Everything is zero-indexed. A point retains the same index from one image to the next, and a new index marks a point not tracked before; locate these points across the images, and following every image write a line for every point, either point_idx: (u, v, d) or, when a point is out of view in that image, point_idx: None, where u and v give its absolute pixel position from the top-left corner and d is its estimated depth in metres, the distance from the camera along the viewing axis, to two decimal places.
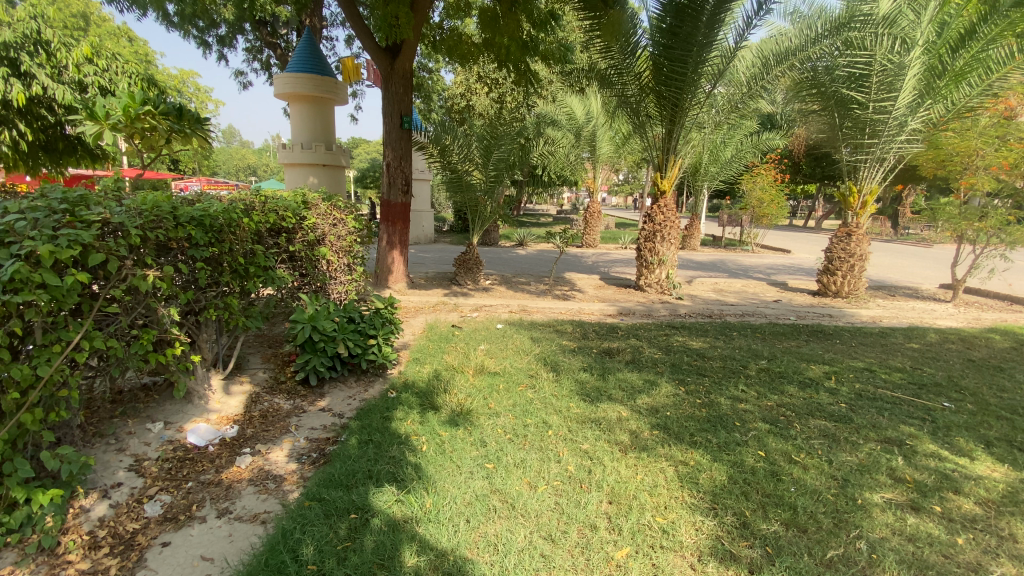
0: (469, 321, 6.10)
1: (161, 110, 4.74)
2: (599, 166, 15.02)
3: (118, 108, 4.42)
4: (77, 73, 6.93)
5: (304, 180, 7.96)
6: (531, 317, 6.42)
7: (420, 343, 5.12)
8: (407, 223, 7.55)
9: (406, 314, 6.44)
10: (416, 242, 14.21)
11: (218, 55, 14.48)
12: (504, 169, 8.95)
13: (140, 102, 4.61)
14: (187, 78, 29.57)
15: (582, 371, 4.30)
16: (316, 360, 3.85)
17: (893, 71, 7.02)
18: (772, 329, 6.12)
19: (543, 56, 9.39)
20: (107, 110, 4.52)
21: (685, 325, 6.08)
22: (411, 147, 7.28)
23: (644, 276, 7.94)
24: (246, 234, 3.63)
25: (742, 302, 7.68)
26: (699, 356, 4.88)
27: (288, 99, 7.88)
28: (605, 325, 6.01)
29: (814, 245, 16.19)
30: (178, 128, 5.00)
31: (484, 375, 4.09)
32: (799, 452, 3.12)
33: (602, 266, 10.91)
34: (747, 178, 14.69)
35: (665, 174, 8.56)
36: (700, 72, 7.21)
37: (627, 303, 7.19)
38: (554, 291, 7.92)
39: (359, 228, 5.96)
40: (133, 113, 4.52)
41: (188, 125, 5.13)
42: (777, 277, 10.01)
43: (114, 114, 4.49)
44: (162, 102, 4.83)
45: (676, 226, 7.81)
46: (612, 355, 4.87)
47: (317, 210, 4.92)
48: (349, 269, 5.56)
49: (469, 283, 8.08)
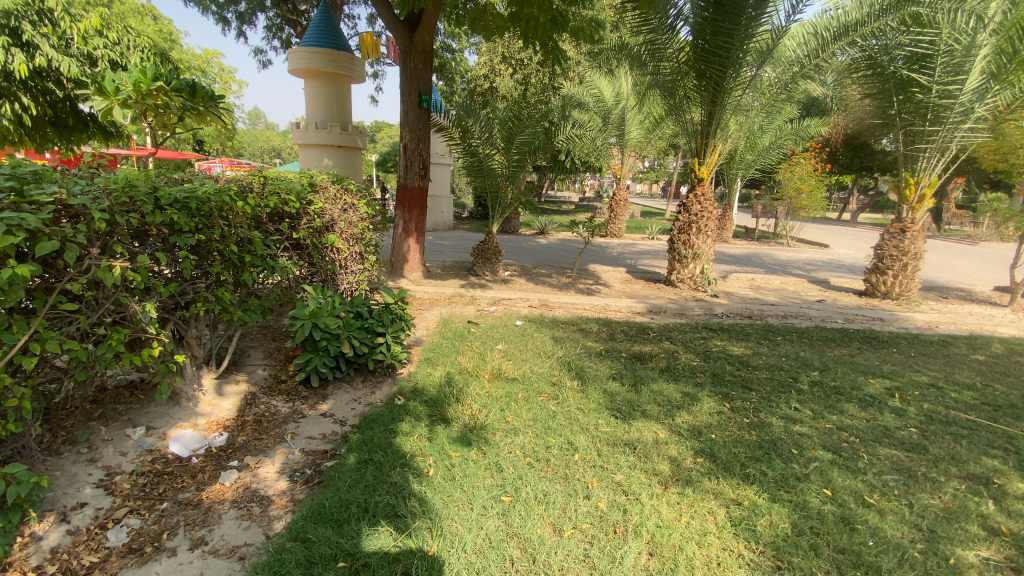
0: (487, 316, 5.68)
1: (175, 87, 4.31)
2: (627, 152, 14.36)
3: (130, 83, 4.06)
4: (89, 47, 6.59)
5: (318, 161, 7.58)
6: (554, 313, 5.97)
7: (433, 341, 4.73)
8: (424, 209, 7.12)
9: (421, 306, 6.06)
10: (435, 228, 13.85)
11: (238, 33, 14.22)
12: (527, 153, 8.45)
13: (152, 78, 4.19)
14: (212, 59, 29.50)
15: (610, 379, 3.85)
16: (318, 360, 3.48)
17: (962, 52, 6.33)
18: (819, 333, 5.57)
19: (573, 33, 8.80)
20: (119, 85, 4.16)
21: (722, 327, 5.57)
22: (429, 128, 6.83)
23: (676, 271, 7.44)
24: (242, 220, 3.25)
25: (782, 302, 7.10)
26: (741, 365, 4.39)
27: (303, 76, 7.49)
28: (634, 325, 5.53)
29: (854, 240, 15.29)
30: (195, 109, 4.56)
31: (501, 381, 3.67)
32: (872, 491, 2.63)
33: (628, 258, 10.37)
34: (784, 167, 13.90)
35: (703, 161, 7.94)
36: (744, 50, 6.58)
37: (657, 300, 6.69)
38: (578, 285, 7.45)
39: (372, 213, 5.56)
40: (145, 90, 4.12)
41: (204, 103, 4.69)
42: (817, 274, 9.34)
43: (125, 89, 4.08)
44: (176, 78, 4.45)
45: (713, 218, 7.23)
46: (644, 360, 4.41)
47: (325, 194, 4.52)
48: (361, 258, 5.19)
49: (487, 274, 7.65)
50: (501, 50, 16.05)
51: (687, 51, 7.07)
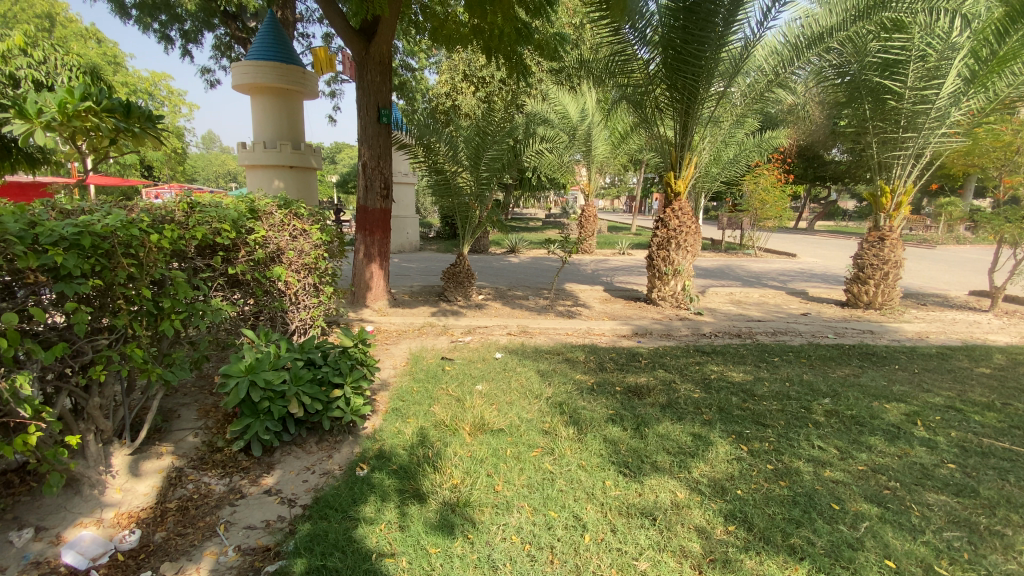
0: (462, 349, 5.11)
1: (107, 108, 3.63)
2: (594, 167, 14.14)
3: (53, 104, 3.35)
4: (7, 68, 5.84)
5: (268, 183, 6.91)
6: (534, 341, 5.45)
7: (401, 384, 4.14)
8: (388, 232, 6.55)
9: (387, 341, 5.44)
10: (400, 250, 13.21)
11: (183, 52, 13.40)
12: (496, 170, 8.02)
13: (80, 97, 3.51)
14: (160, 81, 28.07)
15: (609, 422, 3.35)
16: (259, 425, 2.85)
17: (936, 57, 6.31)
18: (816, 351, 5.25)
19: (538, 46, 8.44)
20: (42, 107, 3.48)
21: (716, 349, 5.16)
22: (391, 145, 6.27)
23: (656, 289, 7.06)
24: (159, 256, 2.62)
25: (768, 316, 6.81)
26: (747, 396, 3.96)
27: (250, 91, 6.86)
28: (623, 352, 5.06)
29: (819, 248, 15.47)
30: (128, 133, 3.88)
31: (485, 435, 3.13)
32: (939, 557, 2.21)
33: (603, 275, 9.99)
34: (750, 178, 13.97)
35: (679, 173, 7.58)
36: (718, 58, 6.33)
37: (642, 321, 6.26)
38: (556, 307, 6.98)
39: (327, 240, 4.95)
40: (72, 111, 3.42)
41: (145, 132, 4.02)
42: (795, 285, 9.18)
43: (47, 110, 3.38)
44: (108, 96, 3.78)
45: (693, 232, 6.91)
46: (641, 395, 3.93)
47: (268, 220, 3.88)
48: (314, 292, 4.56)
49: (459, 299, 7.08)
50: (462, 67, 15.69)
51: (659, 64, 6.75)
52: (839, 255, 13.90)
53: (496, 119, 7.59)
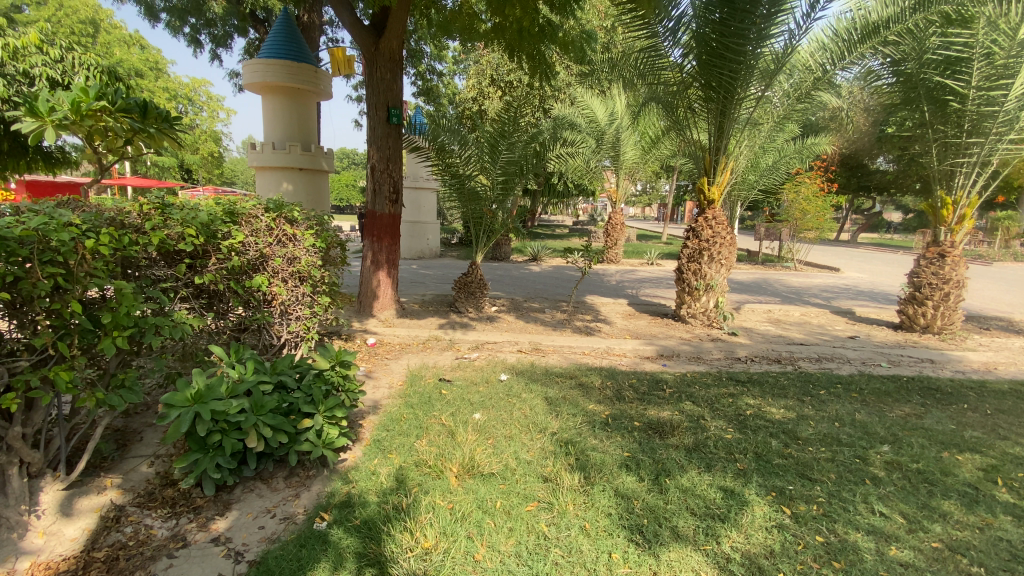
0: (465, 367, 4.67)
1: (123, 108, 3.28)
2: (623, 174, 13.57)
3: (66, 102, 3.01)
4: (20, 62, 5.27)
5: (277, 186, 6.59)
6: (546, 361, 4.95)
7: (393, 407, 3.71)
8: (397, 238, 6.16)
9: (387, 355, 5.04)
10: (420, 256, 12.93)
11: (212, 55, 13.49)
12: (514, 173, 7.55)
13: (96, 95, 3.16)
14: (199, 87, 28.70)
15: (622, 470, 2.83)
16: (209, 462, 2.45)
17: (1004, 54, 5.59)
18: (868, 382, 4.60)
19: (563, 45, 7.98)
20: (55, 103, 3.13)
21: (752, 378, 4.55)
22: (400, 146, 5.90)
23: (685, 305, 6.47)
24: (96, 263, 2.31)
25: (810, 339, 6.15)
26: (789, 440, 3.37)
27: (261, 90, 6.59)
28: (645, 377, 4.52)
29: (864, 262, 14.46)
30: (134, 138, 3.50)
31: (473, 481, 2.67)
32: None
33: (628, 287, 9.43)
34: (789, 186, 13.17)
35: (714, 179, 6.82)
36: (759, 54, 5.73)
37: (668, 340, 5.69)
38: (574, 322, 6.47)
39: (324, 245, 4.59)
40: (85, 111, 3.08)
41: (164, 138, 3.66)
42: (839, 303, 8.42)
43: (61, 108, 3.03)
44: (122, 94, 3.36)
45: (728, 244, 6.31)
46: (663, 432, 3.40)
47: (248, 224, 3.56)
48: (305, 302, 4.19)
49: (470, 310, 6.65)
50: (489, 71, 15.43)
51: (692, 62, 6.22)
52: (885, 270, 12.90)
53: (515, 119, 7.16)
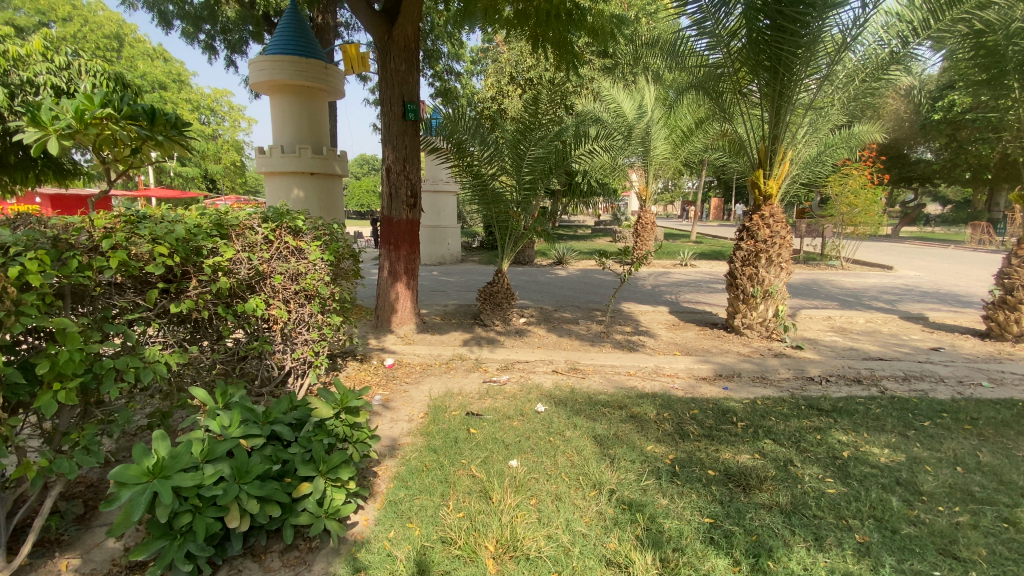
0: (495, 394, 4.05)
1: (128, 115, 2.84)
2: (652, 170, 12.83)
3: (69, 111, 2.62)
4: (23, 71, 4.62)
5: (287, 193, 6.06)
6: (587, 386, 4.30)
7: (414, 450, 3.13)
8: (416, 245, 5.59)
9: (408, 379, 4.48)
10: (441, 262, 12.43)
11: (228, 62, 13.21)
12: (542, 172, 6.93)
13: (101, 103, 2.74)
14: (221, 97, 28.77)
15: (709, 549, 2.21)
16: (179, 549, 1.89)
17: None
18: (978, 409, 3.85)
19: (591, 31, 7.28)
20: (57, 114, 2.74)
21: (837, 406, 3.83)
22: (418, 144, 5.31)
23: (740, 315, 5.74)
24: (26, 297, 1.77)
25: (887, 352, 5.39)
26: (909, 498, 2.67)
27: (269, 91, 6.09)
28: (708, 406, 3.83)
29: (917, 258, 13.44)
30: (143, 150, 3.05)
31: (518, 568, 2.08)
32: None
33: (666, 293, 8.71)
34: (834, 177, 12.27)
35: (770, 172, 5.86)
36: (825, 28, 4.98)
37: (725, 357, 5.01)
38: (614, 335, 5.80)
39: (333, 258, 4.02)
40: (90, 120, 2.67)
41: (175, 148, 3.18)
42: (905, 307, 7.58)
43: (63, 117, 2.64)
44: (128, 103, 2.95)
45: (787, 245, 5.60)
46: (748, 483, 2.75)
47: (240, 239, 3.02)
48: (311, 326, 3.62)
49: (497, 323, 6.03)
50: (508, 69, 14.88)
51: (742, 40, 5.45)
52: (943, 267, 11.87)
53: (540, 114, 6.57)
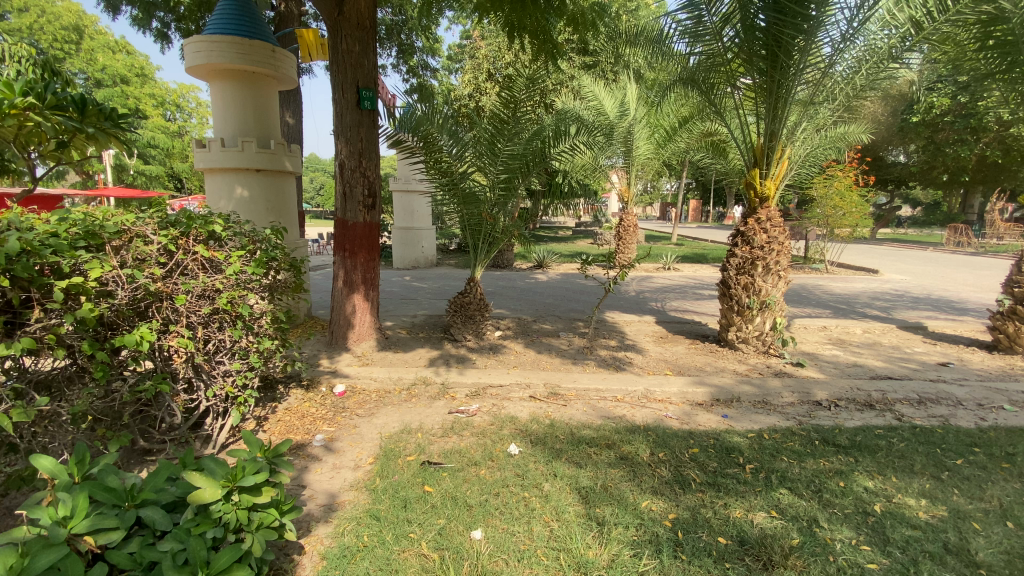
0: (461, 429, 3.45)
1: (54, 104, 2.89)
2: (635, 171, 12.37)
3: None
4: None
5: (229, 192, 5.31)
6: (569, 416, 3.72)
7: (353, 515, 2.50)
8: (376, 252, 4.93)
9: (360, 410, 3.83)
10: (414, 266, 11.74)
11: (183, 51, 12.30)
12: (519, 169, 6.28)
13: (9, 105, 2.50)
14: (187, 92, 27.42)
15: None
16: None
17: None
18: (1012, 442, 3.38)
19: (572, 19, 6.70)
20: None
21: (856, 442, 3.32)
22: (375, 137, 4.64)
23: (736, 328, 5.22)
24: None
25: (894, 368, 4.93)
26: (966, 574, 2.15)
27: (209, 77, 5.36)
28: (710, 442, 3.28)
29: (901, 262, 13.28)
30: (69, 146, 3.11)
31: None
32: None
33: (651, 300, 8.19)
34: (819, 179, 11.99)
35: (767, 171, 5.22)
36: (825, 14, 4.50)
37: (721, 377, 4.48)
38: (598, 351, 5.23)
39: (265, 270, 3.36)
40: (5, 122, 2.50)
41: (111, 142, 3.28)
42: (901, 315, 7.20)
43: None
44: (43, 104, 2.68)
45: (786, 251, 5.12)
46: (771, 557, 2.19)
47: (122, 254, 2.36)
48: (230, 355, 2.97)
49: (469, 338, 5.38)
50: (486, 65, 14.25)
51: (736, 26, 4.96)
52: (929, 271, 11.67)
53: (517, 107, 5.98)
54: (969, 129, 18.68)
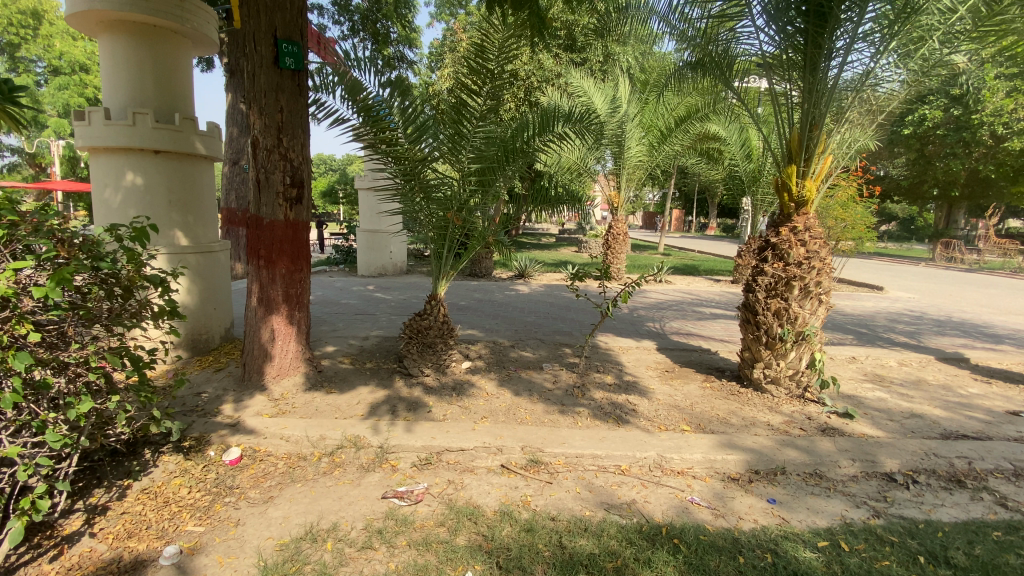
0: (397, 533, 2.29)
1: None
2: (626, 176, 11.33)
3: None
4: None
5: (116, 178, 4.08)
6: (558, 504, 2.59)
7: None
8: (303, 259, 3.75)
9: (255, 492, 2.63)
10: (381, 274, 10.54)
11: None
12: (496, 166, 5.00)
13: None
14: None
15: None
16: None
17: None
18: None
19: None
20: None
21: (976, 559, 2.24)
22: (300, 107, 3.49)
23: (764, 364, 4.18)
24: None
25: (961, 419, 3.93)
26: None
27: (95, 29, 4.12)
28: (767, 560, 2.18)
29: (902, 279, 12.49)
30: None
31: None
32: None
33: (647, 320, 7.13)
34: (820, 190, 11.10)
35: (807, 168, 4.12)
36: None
37: (756, 436, 3.39)
38: (591, 393, 4.10)
39: (94, 290, 2.28)
40: None
41: None
42: (933, 343, 6.25)
43: None
44: None
45: (827, 270, 4.09)
46: None
47: None
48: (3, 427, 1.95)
49: (427, 370, 4.21)
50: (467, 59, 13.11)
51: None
52: (936, 290, 10.84)
53: (494, 88, 4.77)
54: (963, 142, 17.96)
